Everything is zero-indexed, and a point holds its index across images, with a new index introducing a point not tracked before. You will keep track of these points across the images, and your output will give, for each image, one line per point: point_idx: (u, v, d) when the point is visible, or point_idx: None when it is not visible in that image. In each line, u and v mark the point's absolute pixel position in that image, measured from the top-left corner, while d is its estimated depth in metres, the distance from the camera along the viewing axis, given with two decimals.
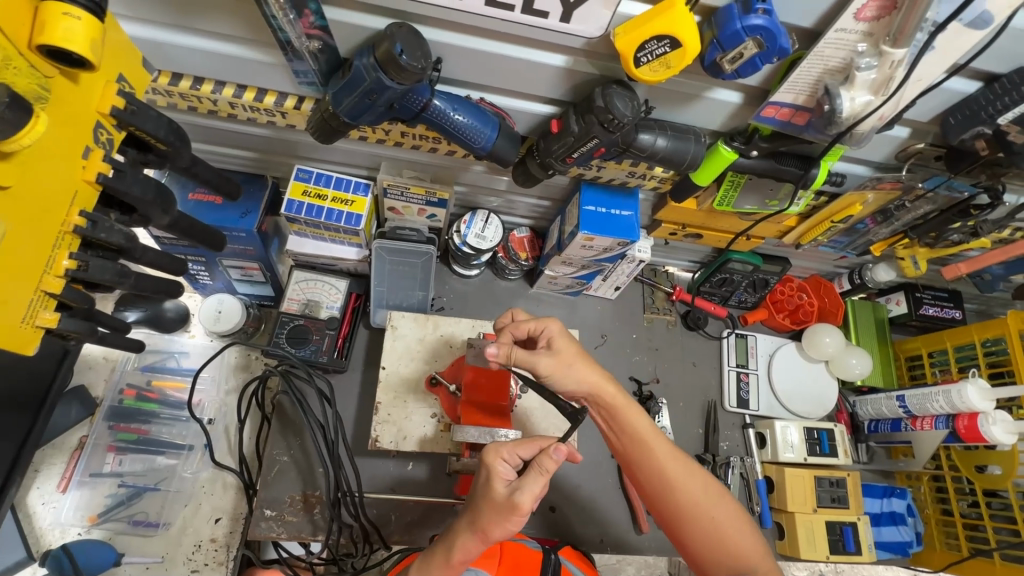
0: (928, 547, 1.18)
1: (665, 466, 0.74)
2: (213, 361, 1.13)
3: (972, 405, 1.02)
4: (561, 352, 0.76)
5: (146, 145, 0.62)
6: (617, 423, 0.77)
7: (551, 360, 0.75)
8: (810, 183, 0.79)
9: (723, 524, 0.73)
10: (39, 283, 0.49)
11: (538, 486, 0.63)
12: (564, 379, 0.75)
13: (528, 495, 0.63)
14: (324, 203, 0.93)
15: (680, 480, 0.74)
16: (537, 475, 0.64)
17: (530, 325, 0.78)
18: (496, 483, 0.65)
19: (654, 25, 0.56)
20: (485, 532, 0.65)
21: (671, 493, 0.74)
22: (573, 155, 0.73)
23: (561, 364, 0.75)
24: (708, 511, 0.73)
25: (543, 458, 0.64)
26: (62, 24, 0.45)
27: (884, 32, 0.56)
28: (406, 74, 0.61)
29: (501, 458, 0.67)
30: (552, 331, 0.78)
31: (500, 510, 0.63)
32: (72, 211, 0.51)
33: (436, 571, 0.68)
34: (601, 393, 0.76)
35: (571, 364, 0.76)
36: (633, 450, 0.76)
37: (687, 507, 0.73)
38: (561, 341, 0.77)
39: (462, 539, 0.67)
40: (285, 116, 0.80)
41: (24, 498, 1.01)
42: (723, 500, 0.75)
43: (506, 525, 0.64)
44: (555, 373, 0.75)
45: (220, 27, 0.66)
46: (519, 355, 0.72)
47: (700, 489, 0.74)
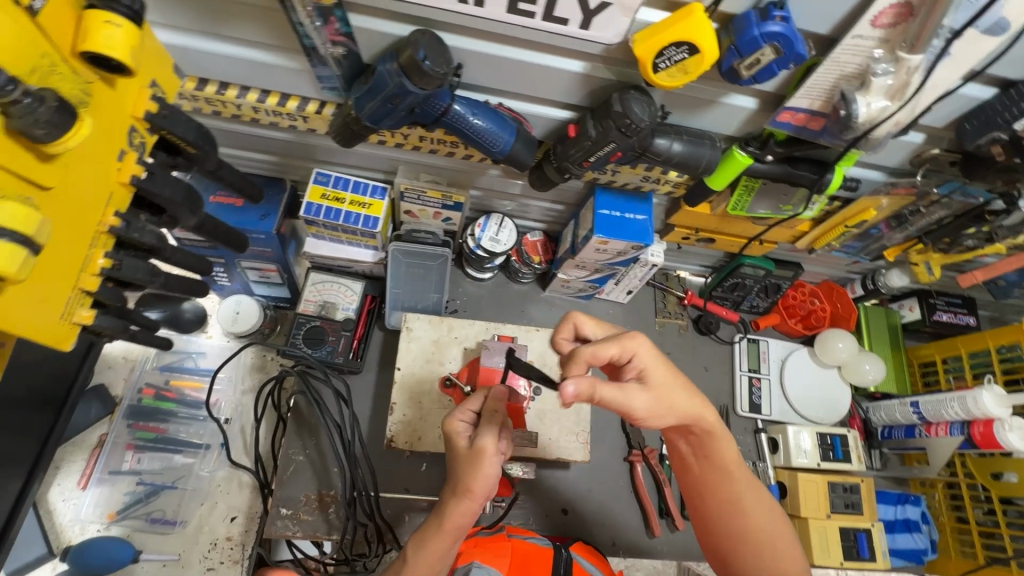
0: (943, 555, 1.17)
1: (741, 491, 0.71)
2: (231, 362, 1.15)
3: (987, 411, 1.01)
4: (656, 387, 0.63)
5: (175, 148, 0.63)
6: (702, 446, 0.71)
7: (649, 396, 0.61)
8: (824, 188, 0.79)
9: (785, 559, 0.69)
10: (77, 280, 0.51)
11: (494, 422, 0.66)
12: (662, 415, 0.63)
13: (489, 436, 0.64)
14: (342, 206, 0.95)
15: (752, 506, 0.70)
16: (491, 414, 0.67)
17: (614, 349, 0.62)
18: (457, 440, 0.67)
19: (673, 32, 0.57)
20: (469, 490, 0.64)
21: (739, 520, 0.70)
22: (589, 159, 0.74)
23: (658, 401, 0.63)
24: (772, 542, 0.69)
25: (489, 403, 0.69)
26: (104, 32, 0.47)
27: (900, 40, 0.58)
28: (428, 80, 0.62)
29: (458, 417, 0.69)
30: (644, 359, 0.63)
31: (470, 460, 0.64)
32: (107, 212, 0.53)
33: (433, 541, 0.65)
34: (699, 420, 0.67)
35: (671, 399, 0.64)
36: (707, 471, 0.72)
37: (753, 534, 0.70)
38: (655, 373, 0.64)
39: (451, 505, 0.65)
40: (306, 121, 0.82)
41: (44, 494, 1.02)
42: (788, 532, 0.71)
43: (482, 471, 0.63)
44: (654, 412, 0.61)
45: (247, 34, 0.68)
46: (605, 394, 0.56)
47: (769, 519, 0.70)
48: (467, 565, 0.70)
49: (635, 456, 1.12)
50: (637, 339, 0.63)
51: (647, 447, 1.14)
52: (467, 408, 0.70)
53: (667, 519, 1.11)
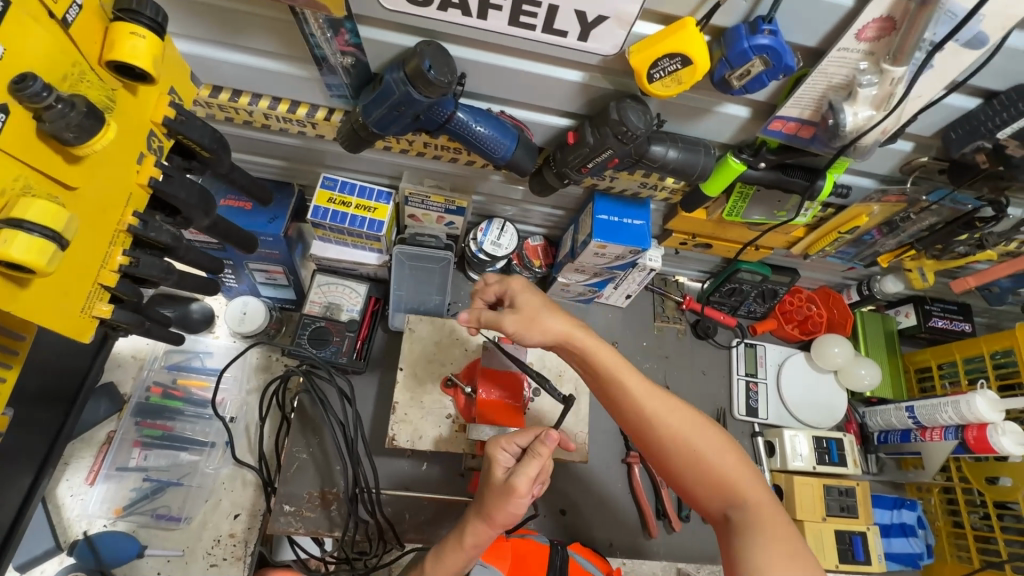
0: (939, 560, 1.18)
1: (642, 402, 0.71)
2: (237, 362, 1.17)
3: (980, 415, 1.03)
4: (524, 313, 0.75)
5: (190, 152, 0.66)
6: (592, 369, 0.75)
7: (515, 317, 0.74)
8: (816, 195, 0.81)
9: (709, 456, 0.68)
10: (97, 276, 0.53)
11: (532, 468, 0.66)
12: (533, 335, 0.75)
13: (525, 478, 0.65)
14: (348, 210, 0.98)
15: (657, 413, 0.70)
16: (531, 460, 0.66)
17: (495, 288, 0.80)
18: (496, 469, 0.69)
19: (666, 44, 0.60)
20: (490, 516, 0.68)
21: (650, 429, 0.71)
22: (588, 165, 0.77)
23: (525, 320, 0.75)
24: (690, 442, 0.69)
25: (536, 444, 0.67)
26: (129, 42, 0.49)
27: (884, 52, 0.60)
28: (433, 88, 0.65)
29: (501, 447, 0.70)
30: (515, 291, 0.78)
31: (501, 494, 0.66)
32: (126, 211, 0.55)
33: (450, 555, 0.71)
34: (573, 341, 0.74)
35: (537, 319, 0.75)
36: (607, 390, 0.74)
37: (667, 441, 0.69)
38: (524, 301, 0.77)
39: (472, 524, 0.70)
40: (315, 127, 0.85)
41: (54, 489, 1.04)
42: (707, 429, 0.70)
43: (507, 507, 0.66)
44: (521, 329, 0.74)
45: (260, 44, 0.71)
46: (483, 314, 0.75)
47: (679, 420, 0.70)
48: (469, 565, 0.74)
49: (633, 457, 1.14)
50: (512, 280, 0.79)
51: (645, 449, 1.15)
52: (512, 442, 0.69)
53: (664, 520, 1.13)
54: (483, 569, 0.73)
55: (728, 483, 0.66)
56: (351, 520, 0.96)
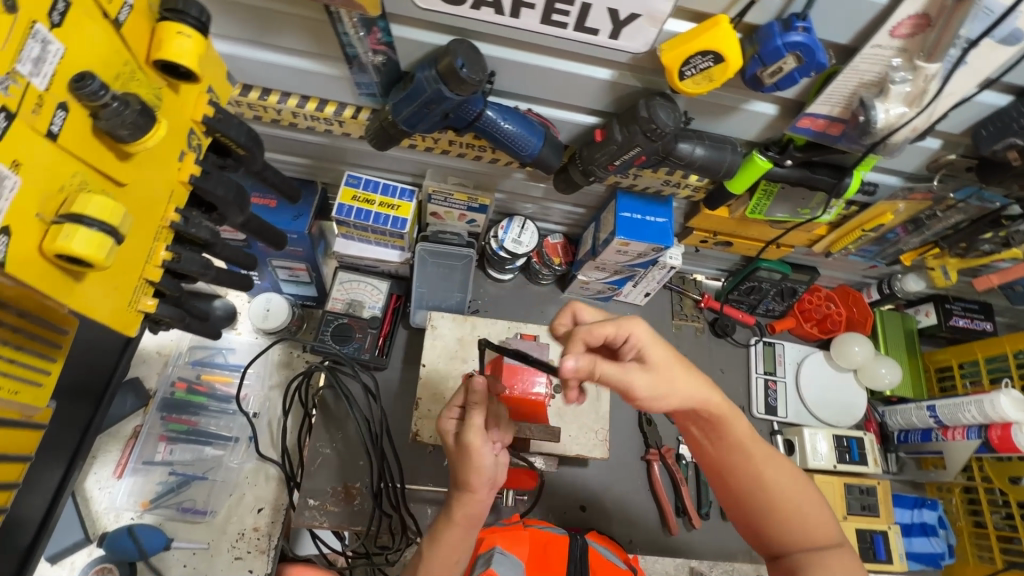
0: (960, 560, 1.18)
1: (759, 464, 0.66)
2: (259, 358, 1.19)
3: (1004, 415, 1.03)
4: (657, 365, 0.60)
5: (225, 150, 0.67)
6: (713, 427, 0.67)
7: (648, 375, 0.58)
8: (843, 192, 0.81)
9: (815, 523, 0.64)
10: (142, 271, 0.54)
11: (473, 420, 0.67)
12: (666, 398, 0.59)
13: (472, 433, 0.67)
14: (372, 207, 0.99)
15: (772, 474, 0.65)
16: (471, 412, 0.67)
17: (610, 329, 0.60)
18: (448, 438, 0.71)
19: (699, 42, 0.60)
20: (468, 485, 0.68)
21: (753, 489, 0.66)
22: (614, 162, 0.78)
23: (660, 382, 0.59)
24: (800, 508, 0.64)
25: (468, 395, 0.68)
26: (176, 41, 0.50)
27: (918, 49, 0.60)
28: (465, 86, 0.66)
29: (446, 415, 0.72)
30: (640, 338, 0.60)
31: (460, 460, 0.67)
32: (170, 208, 0.57)
33: (446, 534, 0.69)
34: (711, 408, 0.63)
35: (672, 378, 0.60)
36: (722, 449, 0.68)
37: (778, 505, 0.64)
38: (654, 351, 0.61)
39: (455, 497, 0.70)
40: (343, 125, 0.86)
41: (82, 482, 1.06)
42: (809, 490, 0.66)
43: (473, 466, 0.67)
44: (657, 394, 0.57)
45: (292, 43, 0.72)
46: (607, 372, 0.55)
47: (791, 484, 0.65)
48: (490, 551, 0.71)
49: (652, 454, 1.14)
50: (632, 322, 0.60)
51: (664, 446, 1.15)
52: (452, 405, 0.71)
53: (684, 518, 1.13)
54: (502, 556, 0.70)
55: (831, 549, 0.63)
56: (375, 514, 0.97)
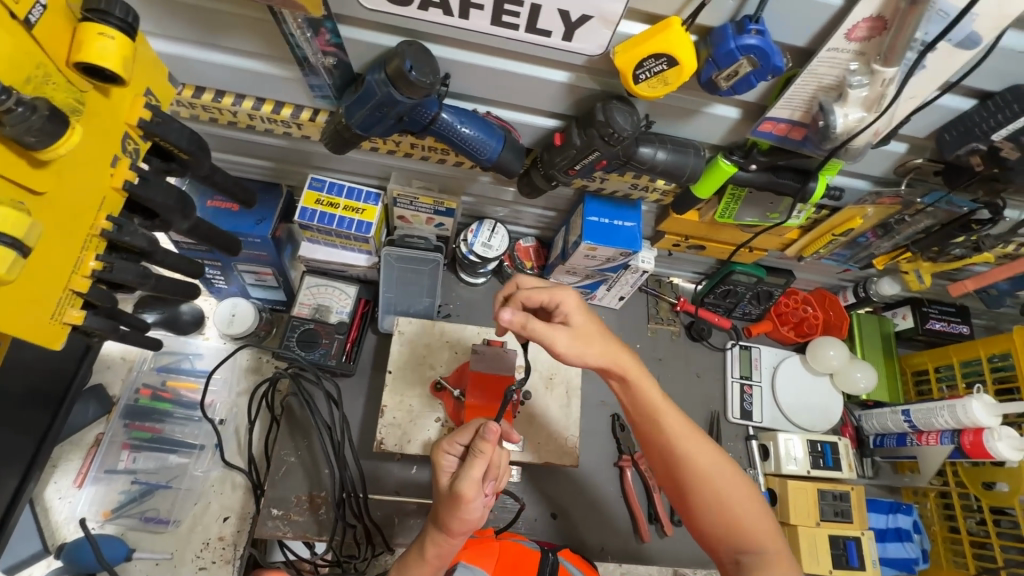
0: (935, 565, 1.17)
1: (678, 446, 0.70)
2: (226, 363, 1.16)
3: (976, 420, 1.01)
4: (579, 326, 0.72)
5: (168, 154, 0.65)
6: (631, 396, 0.73)
7: (568, 332, 0.71)
8: (808, 197, 0.80)
9: (736, 508, 0.67)
10: (68, 282, 0.52)
11: (475, 470, 0.65)
12: (584, 349, 0.72)
13: (468, 482, 0.64)
14: (335, 211, 0.97)
15: (692, 457, 0.69)
16: (472, 460, 0.65)
17: (544, 296, 0.74)
18: (442, 475, 0.70)
19: (652, 44, 0.58)
20: (447, 527, 0.67)
21: (684, 474, 0.69)
22: (575, 166, 0.76)
23: (579, 340, 0.71)
24: (720, 492, 0.68)
25: (477, 442, 0.66)
26: (98, 43, 0.48)
27: (875, 52, 0.58)
28: (415, 89, 0.64)
29: (446, 451, 0.71)
30: (569, 305, 0.73)
31: (447, 502, 0.66)
32: (99, 215, 0.54)
33: (414, 571, 0.70)
34: (623, 368, 0.72)
35: (591, 338, 0.73)
36: (645, 424, 0.73)
37: (697, 486, 0.69)
38: (578, 316, 0.73)
39: (433, 535, 0.70)
40: (301, 128, 0.84)
41: (42, 492, 1.04)
42: (744, 486, 0.69)
43: (458, 515, 0.65)
44: (574, 348, 0.71)
45: (241, 44, 0.70)
46: (536, 327, 0.69)
47: (714, 467, 0.69)
48: (452, 565, 0.73)
49: (626, 460, 1.12)
50: (562, 290, 0.73)
51: (637, 452, 1.14)
52: (454, 444, 0.70)
53: (656, 525, 1.12)
54: (466, 568, 0.72)
55: (751, 534, 0.66)
56: (338, 524, 0.95)
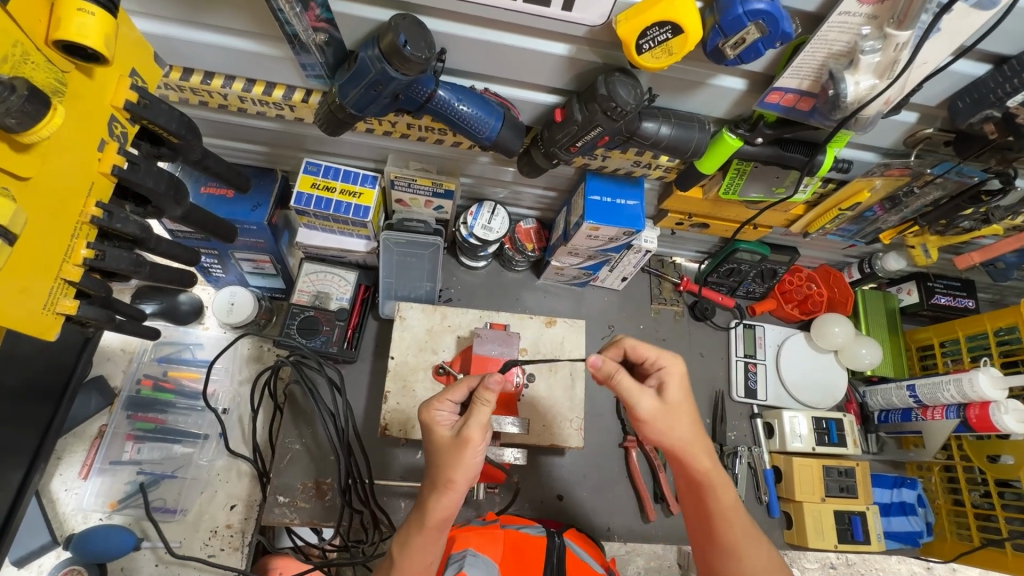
0: (939, 538, 1.18)
1: (741, 542, 0.69)
2: (227, 352, 1.15)
3: (982, 394, 1.01)
4: (671, 402, 0.70)
5: (158, 138, 0.63)
6: (695, 491, 0.72)
7: (656, 403, 0.69)
8: (816, 170, 0.78)
9: None
10: (59, 271, 0.51)
11: (482, 415, 0.67)
12: (666, 428, 0.69)
13: (475, 427, 0.67)
14: (332, 195, 0.95)
15: (751, 554, 0.69)
16: (481, 407, 0.67)
17: (650, 354, 0.73)
18: (439, 429, 0.70)
19: (655, 12, 0.56)
20: (450, 481, 0.66)
21: (733, 562, 0.69)
22: (576, 144, 0.74)
23: (664, 410, 0.69)
24: None
25: (482, 391, 0.67)
26: (76, 20, 0.46)
27: (888, 15, 0.57)
28: (409, 65, 0.61)
29: (437, 408, 0.71)
30: (669, 374, 0.71)
31: (451, 451, 0.66)
32: (88, 202, 0.53)
33: (417, 542, 0.67)
34: (690, 457, 0.70)
35: (676, 417, 0.70)
36: (701, 516, 0.72)
37: None
38: (674, 389, 0.70)
39: (434, 500, 0.67)
40: (293, 110, 0.81)
41: (48, 484, 1.03)
42: None
43: (464, 462, 0.66)
44: (655, 421, 0.69)
45: (228, 21, 0.68)
46: (623, 382, 0.69)
47: (763, 564, 0.69)
48: (462, 552, 0.72)
49: (630, 442, 1.13)
50: (671, 358, 0.72)
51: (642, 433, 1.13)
52: (446, 399, 0.71)
53: (661, 505, 1.12)
54: (476, 557, 0.71)
55: None
56: (344, 510, 0.95)
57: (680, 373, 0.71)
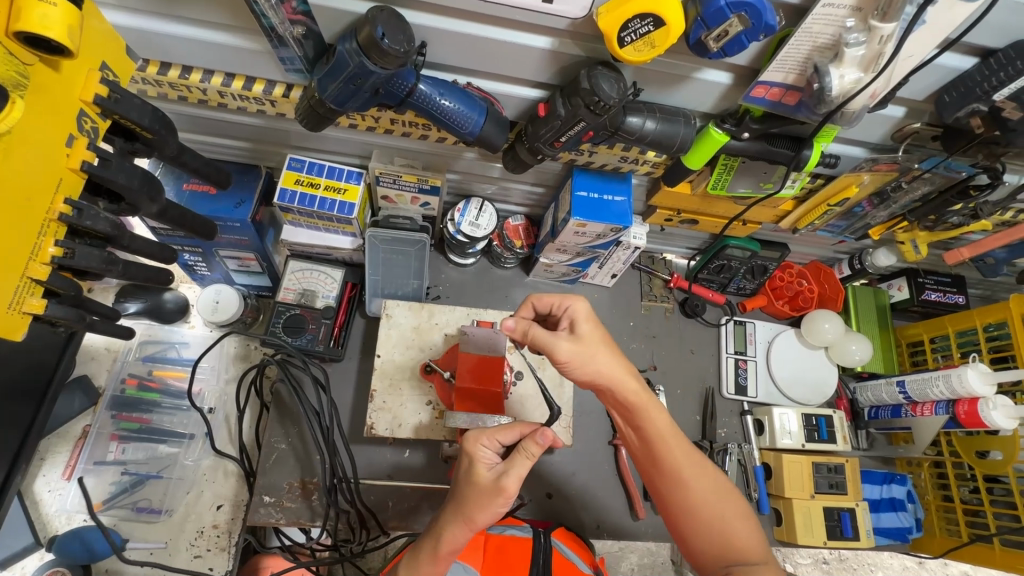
0: (929, 533, 1.18)
1: (681, 463, 0.71)
2: (213, 351, 1.14)
3: (971, 390, 1.01)
4: (583, 338, 0.69)
5: (132, 133, 0.62)
6: (633, 420, 0.73)
7: (573, 342, 0.69)
8: (802, 165, 0.77)
9: (731, 524, 0.69)
10: (25, 270, 0.50)
11: (524, 470, 0.63)
12: (588, 367, 0.69)
13: (515, 480, 0.62)
14: (316, 192, 0.93)
15: (691, 473, 0.71)
16: (521, 460, 0.63)
17: (555, 301, 0.73)
18: (480, 467, 0.64)
19: (637, 3, 0.55)
20: (471, 520, 0.64)
21: (678, 485, 0.71)
22: (561, 139, 0.73)
23: (582, 350, 0.69)
24: (714, 508, 0.70)
25: (529, 444, 0.63)
26: (38, 11, 0.45)
27: (872, 7, 0.56)
28: (388, 58, 0.60)
29: (483, 444, 0.65)
30: (578, 312, 0.72)
31: (486, 495, 0.62)
32: (56, 198, 0.52)
33: (427, 567, 0.67)
34: (620, 388, 0.70)
35: (594, 351, 0.69)
36: (643, 443, 0.74)
37: (696, 504, 0.71)
38: (586, 323, 0.71)
39: (451, 531, 0.65)
40: (275, 105, 0.80)
41: (31, 485, 1.02)
42: (735, 500, 0.71)
43: (492, 509, 0.63)
44: (575, 360, 0.68)
45: (204, 14, 0.66)
46: (538, 334, 0.69)
47: (703, 480, 0.71)
48: None
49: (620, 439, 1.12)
50: (574, 300, 0.72)
51: None
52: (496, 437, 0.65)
53: (651, 502, 1.12)
54: (457, 565, 0.73)
55: (741, 549, 0.68)
56: (330, 510, 0.94)
57: (585, 309, 0.72)
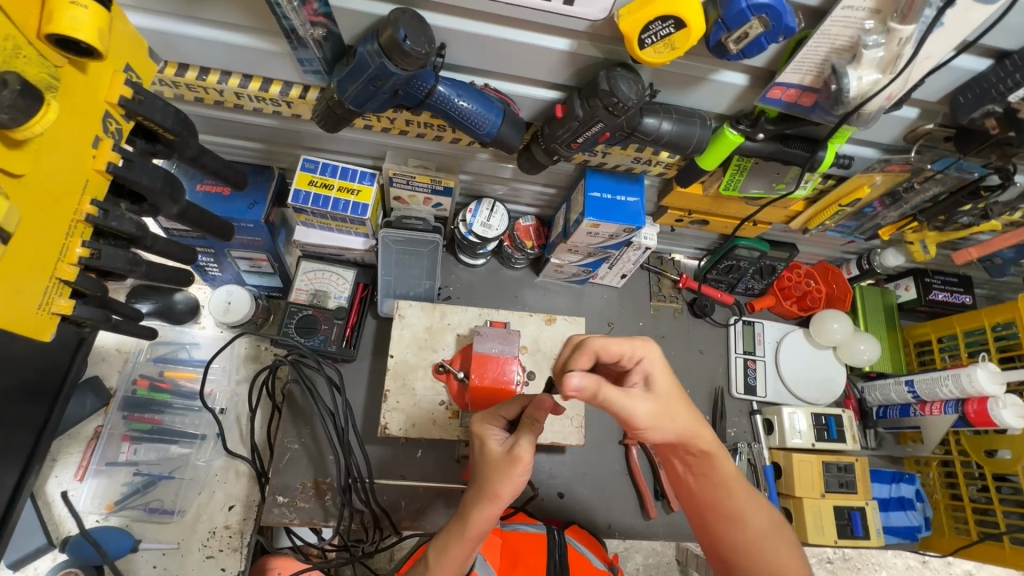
0: (937, 532, 1.19)
1: (742, 506, 0.68)
2: (224, 352, 1.14)
3: (981, 388, 1.02)
4: (662, 396, 0.62)
5: (153, 135, 0.62)
6: (698, 466, 0.68)
7: (653, 401, 0.60)
8: (817, 166, 0.78)
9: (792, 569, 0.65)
10: (54, 271, 0.50)
11: (533, 435, 0.63)
12: (665, 426, 0.62)
13: (526, 445, 0.63)
14: (330, 193, 0.94)
15: (752, 516, 0.67)
16: (528, 425, 0.64)
17: (624, 349, 0.62)
18: (489, 442, 0.66)
19: (658, 6, 0.55)
20: (495, 495, 0.63)
21: (736, 527, 0.68)
22: (577, 140, 0.73)
23: (663, 410, 0.61)
24: (775, 551, 0.66)
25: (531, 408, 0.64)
26: (69, 13, 0.45)
27: (891, 10, 0.56)
28: (410, 60, 0.61)
29: (488, 423, 0.68)
30: (650, 364, 0.63)
31: (501, 465, 0.63)
32: (83, 200, 0.52)
33: (456, 551, 0.65)
34: (694, 440, 0.65)
35: (672, 409, 0.62)
36: (705, 489, 0.69)
37: (755, 546, 0.67)
38: (661, 379, 0.63)
39: (477, 510, 0.64)
40: (291, 106, 0.80)
41: (43, 486, 1.02)
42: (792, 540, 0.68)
43: (512, 478, 0.62)
44: (656, 423, 0.60)
45: (224, 15, 0.66)
46: (610, 397, 0.56)
47: (762, 523, 0.67)
48: None
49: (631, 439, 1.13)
50: (646, 344, 0.63)
51: None
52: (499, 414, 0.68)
53: (662, 501, 1.12)
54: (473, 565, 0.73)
55: None
56: (344, 510, 0.94)
57: (659, 357, 0.64)
